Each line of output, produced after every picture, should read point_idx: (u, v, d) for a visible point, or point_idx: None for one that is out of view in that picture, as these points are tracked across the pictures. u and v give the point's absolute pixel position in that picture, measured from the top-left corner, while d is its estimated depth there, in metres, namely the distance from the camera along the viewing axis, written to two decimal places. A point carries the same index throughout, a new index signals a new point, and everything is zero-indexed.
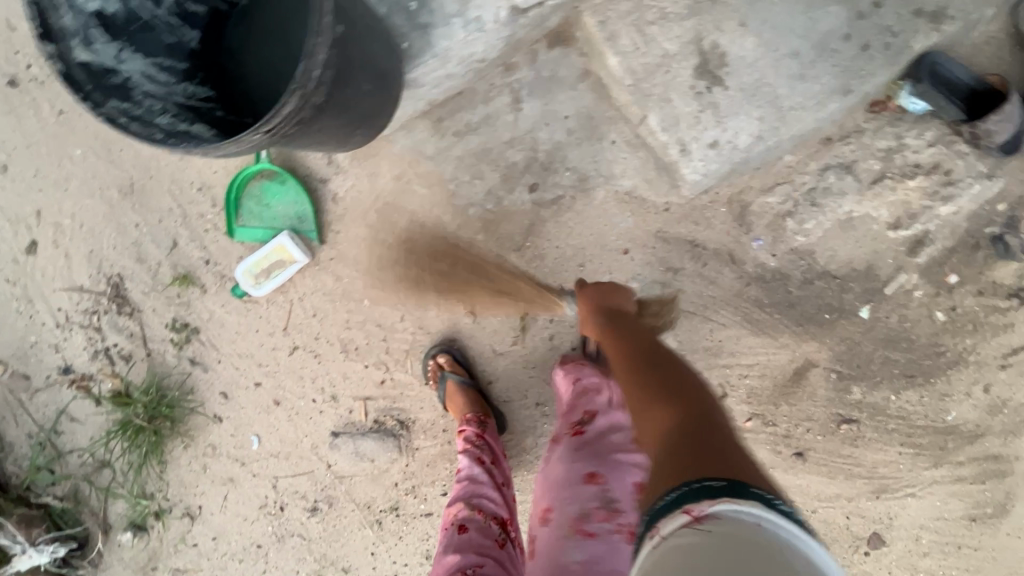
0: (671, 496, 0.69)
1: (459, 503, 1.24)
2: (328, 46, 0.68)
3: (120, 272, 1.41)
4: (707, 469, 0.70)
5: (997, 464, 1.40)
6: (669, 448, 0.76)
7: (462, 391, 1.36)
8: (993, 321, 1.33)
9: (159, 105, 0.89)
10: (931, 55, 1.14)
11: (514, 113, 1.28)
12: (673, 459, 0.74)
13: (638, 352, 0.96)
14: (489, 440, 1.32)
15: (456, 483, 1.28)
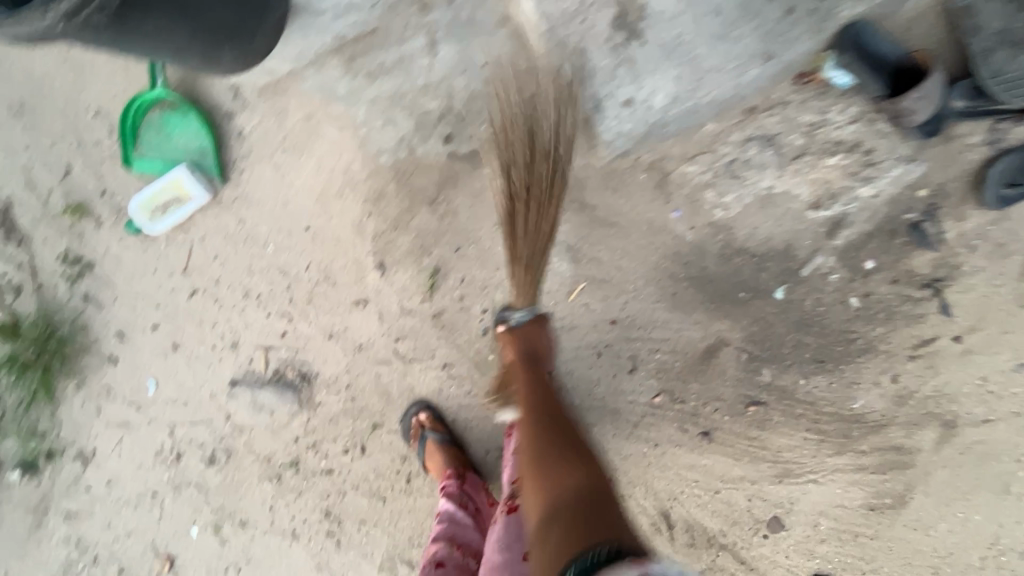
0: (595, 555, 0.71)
1: (439, 542, 1.23)
2: None
3: (9, 196, 1.34)
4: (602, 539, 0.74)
5: (899, 455, 1.39)
6: (567, 507, 0.81)
7: (441, 450, 1.38)
8: (905, 310, 1.31)
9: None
10: (856, 25, 1.10)
11: (430, 57, 1.22)
12: (574, 530, 0.77)
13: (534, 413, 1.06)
14: (470, 491, 1.34)
15: (437, 525, 1.27)
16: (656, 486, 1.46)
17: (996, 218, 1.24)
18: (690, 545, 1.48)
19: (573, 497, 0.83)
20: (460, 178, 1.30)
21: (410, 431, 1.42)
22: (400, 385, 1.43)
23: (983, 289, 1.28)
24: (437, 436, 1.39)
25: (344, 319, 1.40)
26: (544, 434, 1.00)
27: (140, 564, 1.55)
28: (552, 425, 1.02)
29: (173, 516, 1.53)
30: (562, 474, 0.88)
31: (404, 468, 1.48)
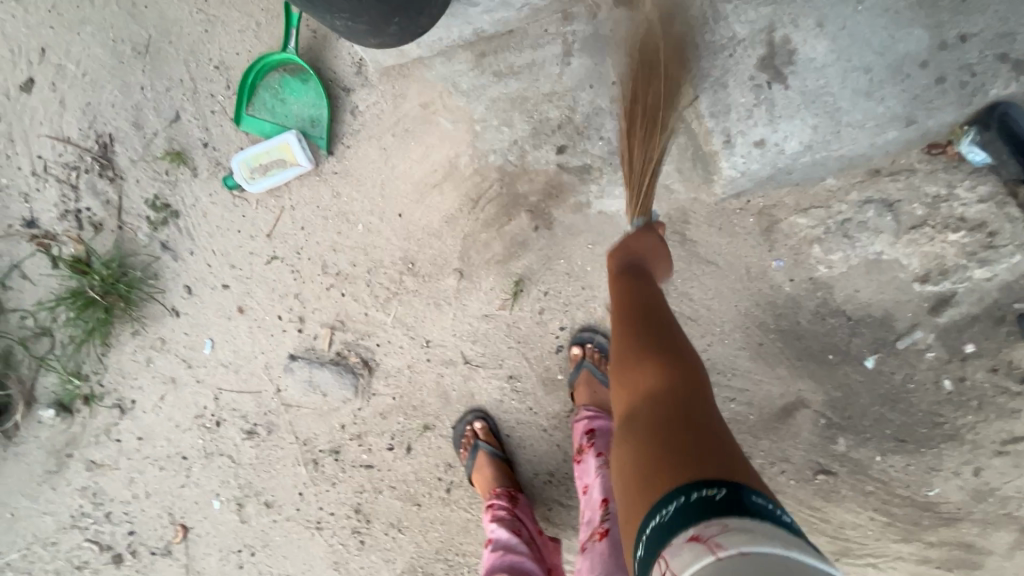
0: (665, 515, 0.61)
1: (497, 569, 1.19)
2: None
3: (112, 132, 1.33)
4: (694, 470, 0.63)
5: (968, 554, 1.32)
6: (664, 420, 0.71)
7: (492, 463, 1.33)
8: (999, 402, 1.26)
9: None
10: (1002, 104, 1.07)
11: (561, 66, 1.22)
12: (664, 451, 0.67)
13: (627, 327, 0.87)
14: (521, 515, 1.30)
15: (490, 551, 1.24)
16: None
17: None
18: None
19: (667, 414, 0.72)
20: (566, 191, 1.28)
21: (461, 441, 1.37)
22: (460, 389, 1.38)
23: None
24: (490, 448, 1.34)
25: (418, 311, 1.36)
26: (642, 335, 0.85)
27: (154, 529, 1.49)
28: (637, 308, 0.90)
29: (198, 485, 1.47)
30: (660, 382, 0.76)
31: (446, 476, 1.42)
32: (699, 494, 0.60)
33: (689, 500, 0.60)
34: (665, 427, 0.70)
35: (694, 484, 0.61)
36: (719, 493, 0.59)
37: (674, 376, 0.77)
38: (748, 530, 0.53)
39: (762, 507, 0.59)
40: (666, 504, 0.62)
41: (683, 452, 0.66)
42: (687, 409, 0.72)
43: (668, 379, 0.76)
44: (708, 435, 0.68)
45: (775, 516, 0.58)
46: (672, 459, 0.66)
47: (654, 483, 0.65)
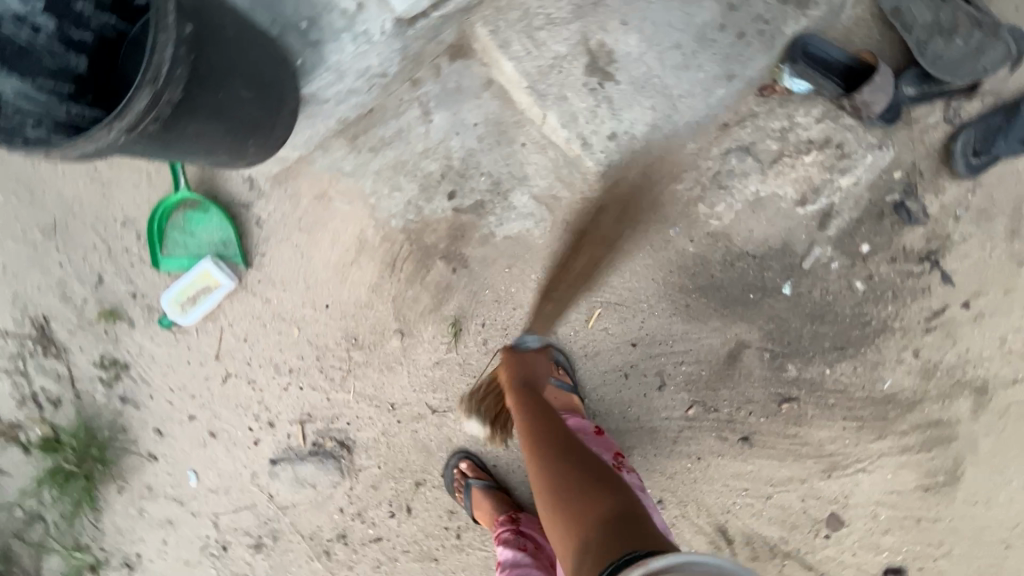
0: None
1: None
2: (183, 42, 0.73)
3: (45, 312, 1.40)
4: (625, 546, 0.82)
5: (940, 430, 1.40)
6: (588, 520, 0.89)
7: (487, 496, 1.38)
8: (910, 286, 1.36)
9: (31, 114, 0.92)
10: (802, 38, 1.22)
11: (425, 125, 1.33)
12: (597, 541, 0.85)
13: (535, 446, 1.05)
14: (527, 532, 1.32)
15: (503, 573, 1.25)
16: (707, 502, 1.46)
17: (973, 186, 1.31)
18: (753, 558, 1.47)
19: (591, 512, 0.90)
20: (469, 229, 1.39)
21: (453, 484, 1.43)
22: (438, 438, 1.45)
23: (978, 253, 1.33)
24: (482, 482, 1.39)
25: (375, 381, 1.43)
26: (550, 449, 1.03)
27: None
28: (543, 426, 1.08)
29: None
30: (580, 490, 0.94)
31: (451, 524, 1.47)
32: (646, 554, 0.80)
33: (639, 556, 0.79)
34: (610, 526, 0.87)
35: (631, 552, 0.81)
36: (646, 554, 0.80)
37: (587, 476, 0.96)
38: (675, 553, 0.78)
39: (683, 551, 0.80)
40: (613, 561, 0.80)
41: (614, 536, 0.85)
42: (604, 502, 0.91)
43: (583, 480, 0.96)
44: (640, 518, 0.89)
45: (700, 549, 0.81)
46: (625, 537, 0.84)
47: (609, 555, 0.82)
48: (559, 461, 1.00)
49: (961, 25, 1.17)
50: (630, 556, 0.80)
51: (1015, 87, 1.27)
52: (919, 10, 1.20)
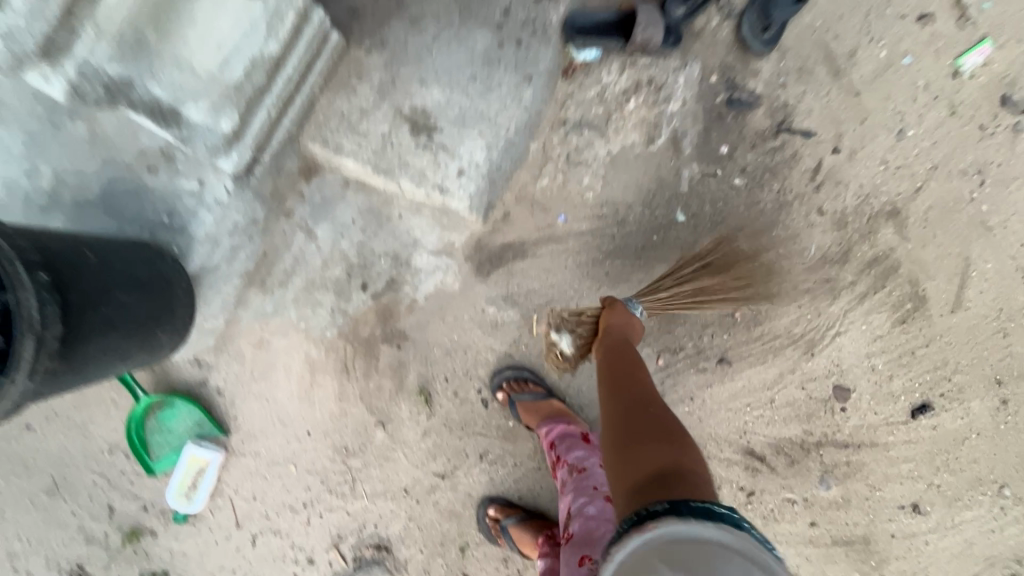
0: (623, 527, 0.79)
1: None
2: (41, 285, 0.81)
3: (79, 560, 1.49)
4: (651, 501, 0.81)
5: (883, 264, 1.44)
6: (636, 466, 0.88)
7: (523, 528, 1.40)
8: (781, 159, 1.44)
9: None
10: (569, 19, 1.36)
11: (313, 242, 1.46)
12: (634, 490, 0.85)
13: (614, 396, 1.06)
14: None
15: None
16: (722, 433, 1.49)
17: (781, 54, 1.42)
18: (792, 463, 1.48)
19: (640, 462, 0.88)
20: (393, 306, 1.49)
21: (491, 532, 1.46)
22: (459, 498, 1.50)
23: (820, 104, 1.42)
24: (513, 518, 1.43)
25: (380, 476, 1.50)
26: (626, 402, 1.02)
27: None
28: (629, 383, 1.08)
29: None
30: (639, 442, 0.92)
31: (510, 568, 1.50)
32: (660, 507, 0.77)
33: (650, 512, 0.77)
34: (647, 477, 0.85)
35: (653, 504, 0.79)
36: (661, 508, 0.77)
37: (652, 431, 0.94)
38: (671, 525, 0.74)
39: (698, 509, 0.76)
40: (636, 513, 0.80)
41: (650, 486, 0.83)
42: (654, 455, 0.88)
43: (646, 433, 0.93)
44: (680, 473, 0.84)
45: (711, 513, 0.75)
46: (647, 492, 0.83)
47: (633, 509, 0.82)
48: (630, 415, 0.99)
49: None
50: (641, 513, 0.79)
51: None
52: None
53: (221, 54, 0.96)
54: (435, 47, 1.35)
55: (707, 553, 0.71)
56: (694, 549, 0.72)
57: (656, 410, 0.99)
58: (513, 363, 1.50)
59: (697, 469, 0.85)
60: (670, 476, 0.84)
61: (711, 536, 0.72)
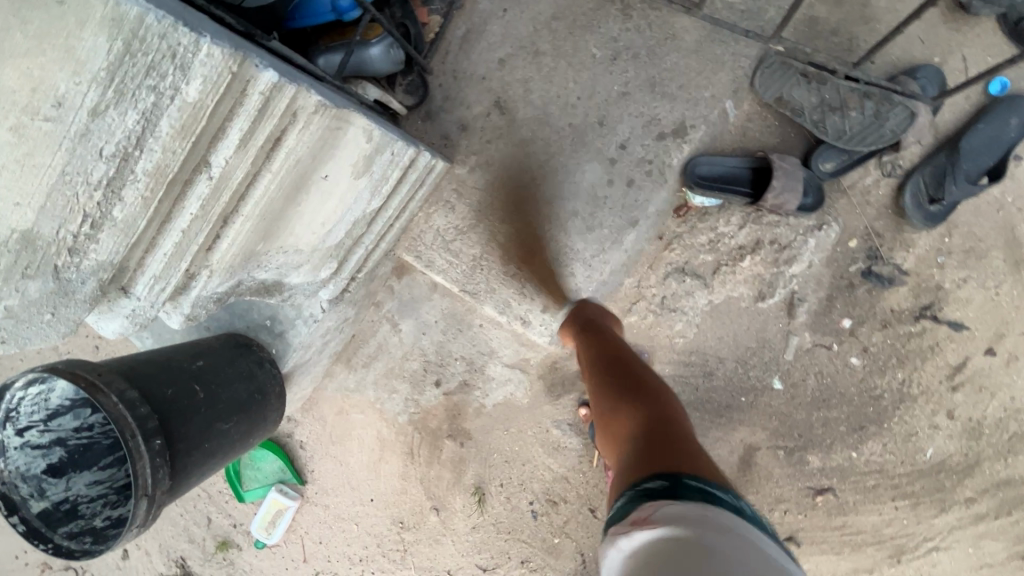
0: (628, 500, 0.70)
1: None
2: (150, 452, 0.91)
3: (182, 553, 1.78)
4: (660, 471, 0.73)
5: (1013, 489, 1.26)
6: (636, 435, 0.86)
7: None
8: (915, 347, 1.25)
9: None
10: (692, 164, 1.23)
11: (397, 333, 1.52)
12: (642, 458, 0.78)
13: (598, 378, 1.04)
14: None
15: None
16: None
17: (945, 231, 1.20)
18: None
19: (637, 429, 0.87)
20: (463, 406, 1.54)
21: None
22: None
23: (982, 295, 1.21)
24: None
25: (429, 553, 1.62)
26: (605, 377, 1.04)
27: None
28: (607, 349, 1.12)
29: None
30: (632, 421, 0.89)
31: None
32: (662, 486, 0.68)
33: (651, 492, 0.68)
34: (652, 449, 0.79)
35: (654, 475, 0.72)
36: (665, 484, 0.69)
37: (643, 405, 0.93)
38: (676, 509, 0.63)
39: (697, 488, 0.68)
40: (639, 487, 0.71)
41: (659, 458, 0.76)
42: (651, 423, 0.87)
43: (641, 405, 0.93)
44: (677, 436, 0.84)
45: (711, 493, 0.67)
46: (648, 454, 0.78)
47: (633, 474, 0.76)
48: (613, 382, 1.01)
49: (851, 100, 1.13)
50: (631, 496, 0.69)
51: (947, 124, 1.17)
52: (801, 93, 1.15)
53: (325, 229, 0.99)
54: (541, 176, 1.28)
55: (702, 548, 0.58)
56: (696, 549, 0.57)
57: (639, 380, 1.00)
58: (569, 486, 1.54)
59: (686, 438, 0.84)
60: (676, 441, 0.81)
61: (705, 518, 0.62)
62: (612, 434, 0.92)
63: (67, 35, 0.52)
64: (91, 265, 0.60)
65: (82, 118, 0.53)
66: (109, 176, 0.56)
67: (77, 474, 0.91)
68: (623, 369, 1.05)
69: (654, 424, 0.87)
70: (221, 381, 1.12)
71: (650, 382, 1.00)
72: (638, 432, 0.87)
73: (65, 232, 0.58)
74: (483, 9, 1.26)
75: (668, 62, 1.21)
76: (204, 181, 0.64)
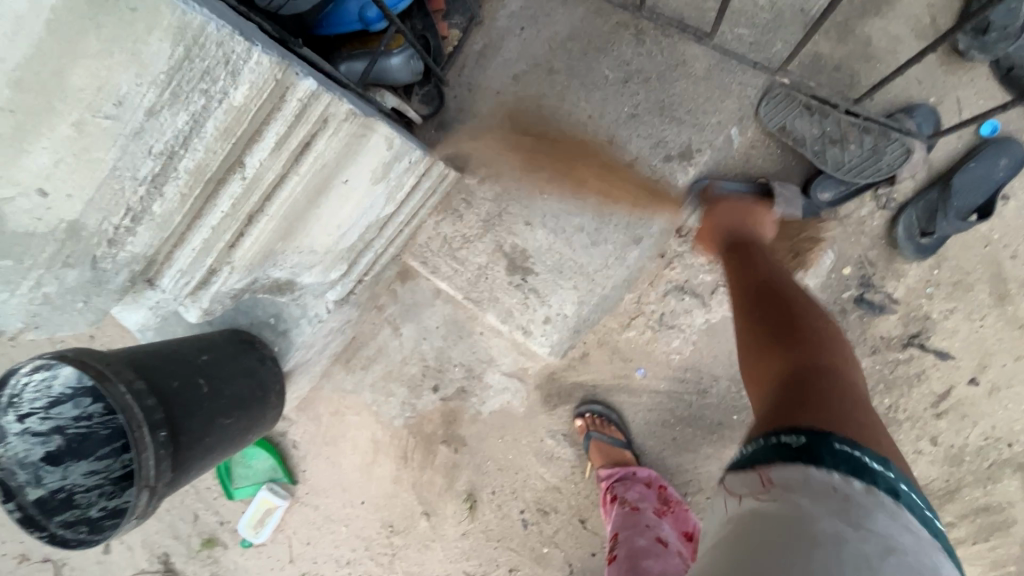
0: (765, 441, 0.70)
1: None
2: (153, 446, 0.91)
3: (166, 549, 1.76)
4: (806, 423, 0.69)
5: (991, 516, 1.30)
6: (795, 390, 0.77)
7: None
8: (902, 374, 1.29)
9: None
10: (696, 184, 1.27)
11: (397, 337, 1.53)
12: (789, 392, 0.77)
13: (744, 309, 0.97)
14: None
15: None
16: None
17: (934, 263, 1.25)
18: None
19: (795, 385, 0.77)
20: (459, 412, 1.55)
21: None
22: None
23: (967, 327, 1.26)
24: None
25: (417, 559, 1.63)
26: (761, 325, 0.93)
27: None
28: (761, 279, 1.03)
29: None
30: (785, 370, 0.81)
31: None
32: (798, 441, 0.66)
33: (784, 442, 0.67)
34: (795, 389, 0.77)
35: (783, 429, 0.69)
36: (800, 441, 0.66)
37: (805, 355, 0.83)
38: (795, 472, 0.63)
39: (847, 458, 0.63)
40: (773, 436, 0.69)
41: (809, 415, 0.70)
42: (814, 377, 0.78)
43: (802, 358, 0.83)
44: (837, 391, 0.75)
45: (853, 461, 0.63)
46: (789, 402, 0.74)
47: (769, 424, 0.73)
48: (767, 334, 0.90)
49: (850, 134, 1.18)
50: (778, 441, 0.68)
51: (939, 162, 1.22)
52: (803, 124, 1.20)
53: (339, 231, 1.01)
54: (549, 190, 1.31)
55: (834, 517, 0.58)
56: (818, 524, 0.57)
57: (799, 323, 0.90)
58: (561, 495, 1.56)
59: (849, 387, 0.78)
60: (822, 374, 0.78)
61: (834, 484, 0.61)
62: (757, 378, 0.87)
63: (133, 40, 0.55)
64: (126, 257, 0.68)
65: (139, 118, 0.59)
66: (154, 173, 0.63)
67: (75, 463, 0.94)
68: (791, 313, 0.92)
69: (810, 377, 0.78)
70: (223, 376, 1.12)
71: (812, 315, 0.92)
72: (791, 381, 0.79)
73: (107, 225, 0.65)
74: (501, 26, 1.29)
75: (677, 87, 1.25)
76: (237, 182, 0.69)
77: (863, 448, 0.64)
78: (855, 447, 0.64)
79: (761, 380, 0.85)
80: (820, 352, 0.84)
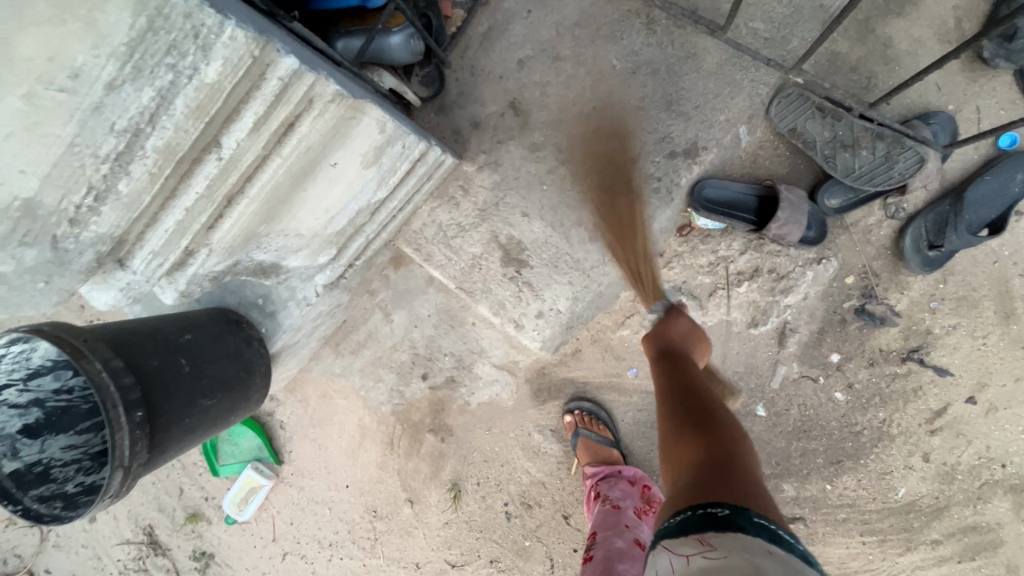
0: (686, 515, 0.71)
1: None
2: (128, 425, 0.90)
3: (150, 521, 1.78)
4: (721, 499, 0.71)
5: (979, 536, 1.28)
6: (705, 468, 0.79)
7: None
8: (898, 388, 1.27)
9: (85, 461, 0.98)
10: (700, 185, 1.24)
11: (389, 323, 1.51)
12: (702, 469, 0.79)
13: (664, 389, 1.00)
14: None
15: None
16: None
17: (941, 277, 1.22)
18: None
19: (703, 460, 0.81)
20: (447, 401, 1.54)
21: None
22: None
23: (969, 344, 1.23)
24: None
25: (398, 545, 1.63)
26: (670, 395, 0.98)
27: None
28: (687, 371, 1.04)
29: None
30: (694, 449, 0.84)
31: None
32: (721, 513, 0.68)
33: (705, 515, 0.69)
34: (710, 466, 0.79)
35: (705, 501, 0.71)
36: (721, 510, 0.69)
37: (709, 435, 0.86)
38: (727, 535, 0.65)
39: (762, 526, 0.67)
40: (694, 508, 0.71)
41: (719, 488, 0.74)
42: (717, 455, 0.81)
43: (704, 432, 0.86)
44: (742, 470, 0.79)
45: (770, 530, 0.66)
46: (702, 478, 0.77)
47: (686, 498, 0.75)
48: (678, 402, 0.95)
49: (863, 139, 1.14)
50: (672, 522, 0.72)
51: (955, 172, 1.18)
52: (815, 127, 1.17)
53: (328, 216, 0.98)
54: (549, 181, 1.28)
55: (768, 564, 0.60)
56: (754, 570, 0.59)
57: (711, 407, 0.94)
58: (546, 490, 1.55)
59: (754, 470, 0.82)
60: (728, 456, 0.81)
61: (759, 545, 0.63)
62: (672, 453, 0.88)
63: (89, 8, 0.51)
64: (90, 237, 0.65)
65: (98, 92, 0.55)
66: (118, 151, 0.60)
67: (54, 436, 0.85)
68: (691, 390, 0.97)
69: (715, 458, 0.81)
70: (208, 356, 1.11)
71: (727, 421, 0.92)
72: (708, 461, 0.80)
73: (67, 204, 0.61)
74: (507, 9, 1.25)
75: (686, 81, 1.20)
76: (213, 161, 0.67)
77: (775, 521, 0.68)
78: (768, 519, 0.68)
79: (671, 455, 0.88)
80: (719, 427, 0.89)
